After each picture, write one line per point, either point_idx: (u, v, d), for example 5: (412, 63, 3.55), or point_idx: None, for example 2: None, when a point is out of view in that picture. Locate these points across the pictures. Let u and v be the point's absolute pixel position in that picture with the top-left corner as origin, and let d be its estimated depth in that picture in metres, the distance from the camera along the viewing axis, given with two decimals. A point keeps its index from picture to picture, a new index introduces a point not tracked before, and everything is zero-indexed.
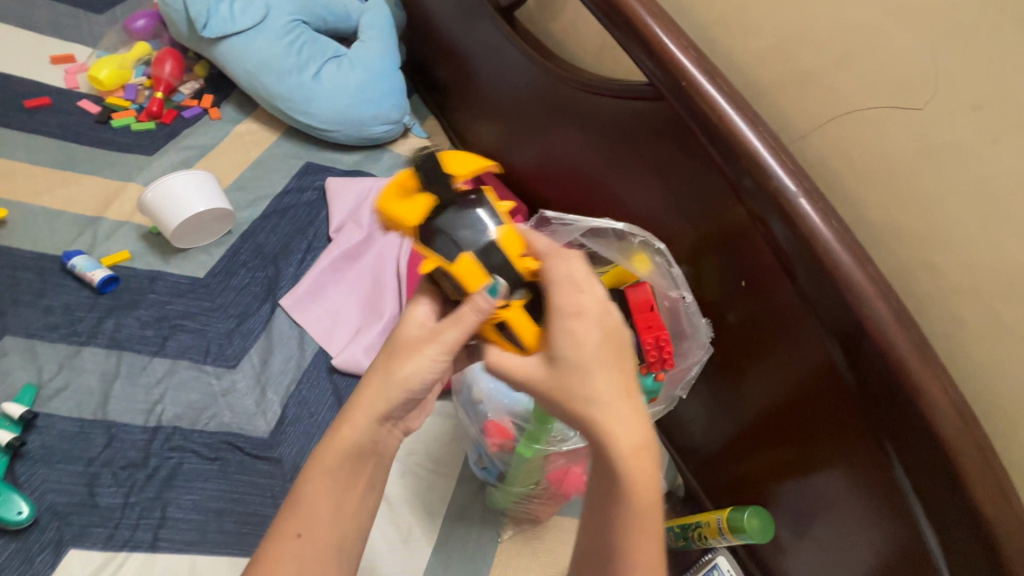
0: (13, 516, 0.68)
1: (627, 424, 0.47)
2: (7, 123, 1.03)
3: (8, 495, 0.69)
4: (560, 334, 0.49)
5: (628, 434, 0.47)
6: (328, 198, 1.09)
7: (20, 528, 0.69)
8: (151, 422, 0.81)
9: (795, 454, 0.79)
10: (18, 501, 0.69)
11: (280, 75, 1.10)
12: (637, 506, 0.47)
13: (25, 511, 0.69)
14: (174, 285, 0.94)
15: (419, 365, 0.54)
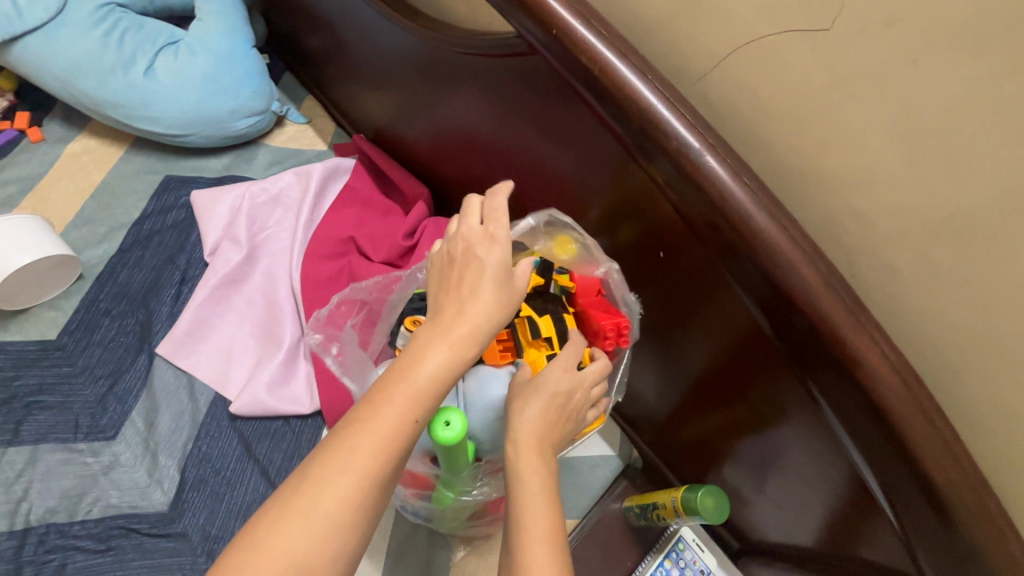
0: None
1: (533, 405, 0.56)
2: None
3: None
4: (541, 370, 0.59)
5: (536, 405, 0.56)
6: (197, 215, 0.93)
7: None
8: (19, 524, 0.69)
9: (736, 418, 0.75)
10: None
11: (101, 78, 0.91)
12: (526, 459, 0.53)
13: None
14: (20, 356, 0.80)
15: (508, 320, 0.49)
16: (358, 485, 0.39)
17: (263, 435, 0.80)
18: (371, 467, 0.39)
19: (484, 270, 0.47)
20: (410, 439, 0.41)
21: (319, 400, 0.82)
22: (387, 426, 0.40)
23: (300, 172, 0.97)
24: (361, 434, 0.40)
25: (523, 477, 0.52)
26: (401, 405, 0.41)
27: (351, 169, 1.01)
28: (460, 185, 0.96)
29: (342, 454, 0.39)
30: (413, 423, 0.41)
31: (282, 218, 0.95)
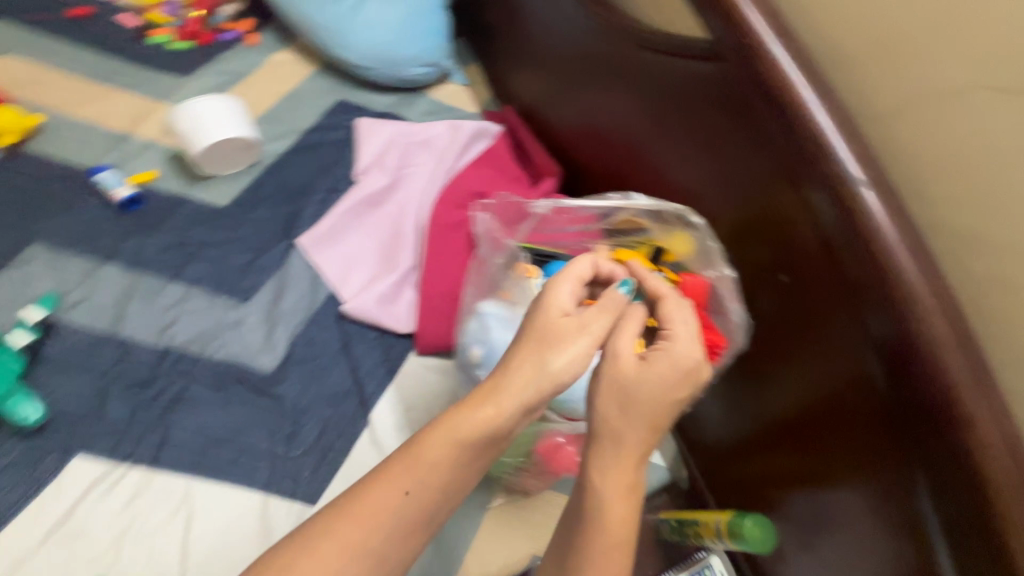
0: (26, 417, 0.71)
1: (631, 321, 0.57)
2: (52, 30, 1.01)
3: (21, 398, 0.71)
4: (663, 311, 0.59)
5: (631, 321, 0.57)
6: (356, 138, 1.04)
7: (32, 429, 0.72)
8: (162, 343, 0.82)
9: (793, 464, 0.74)
10: (32, 405, 0.71)
11: (320, 5, 1.06)
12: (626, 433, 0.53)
13: (37, 415, 0.71)
14: (197, 213, 0.92)
15: (568, 364, 0.54)
16: (368, 532, 0.51)
17: (362, 339, 0.90)
18: (378, 522, 0.51)
19: (553, 321, 0.56)
20: (413, 503, 0.52)
21: (417, 324, 0.91)
22: (388, 489, 0.52)
23: (455, 125, 1.06)
24: (375, 496, 0.52)
25: (631, 441, 0.53)
26: (393, 483, 0.53)
27: (494, 136, 1.09)
28: (591, 176, 1.00)
29: (343, 521, 0.51)
30: (404, 493, 0.52)
31: (427, 159, 1.03)
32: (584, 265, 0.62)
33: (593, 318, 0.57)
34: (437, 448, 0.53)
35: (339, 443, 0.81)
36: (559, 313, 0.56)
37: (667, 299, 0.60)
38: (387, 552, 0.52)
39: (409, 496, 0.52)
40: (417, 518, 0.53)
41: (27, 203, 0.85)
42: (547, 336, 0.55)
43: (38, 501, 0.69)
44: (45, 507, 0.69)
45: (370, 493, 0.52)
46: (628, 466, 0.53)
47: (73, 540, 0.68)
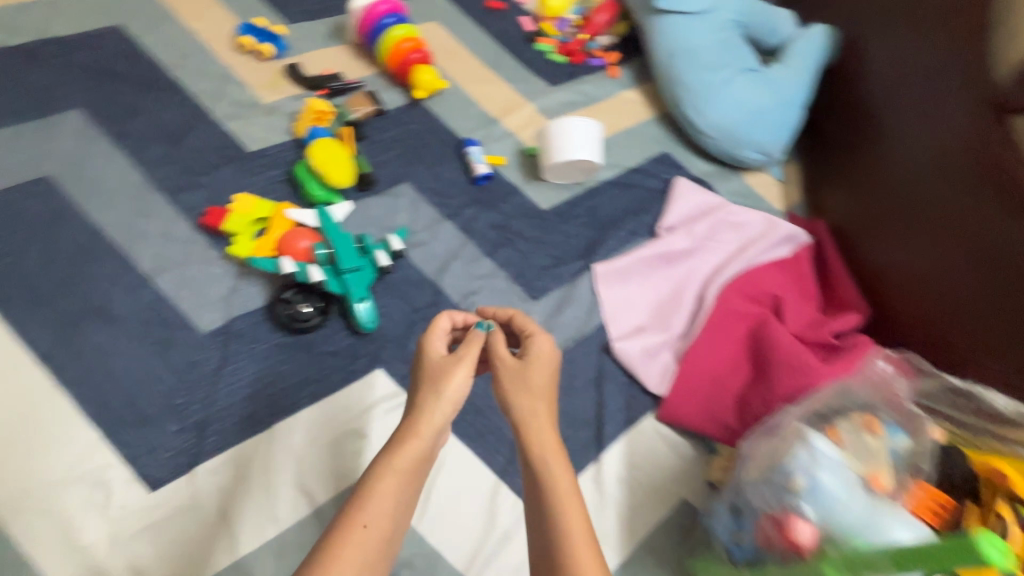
0: (364, 320, 0.83)
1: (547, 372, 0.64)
2: (469, 11, 1.17)
3: (366, 304, 0.84)
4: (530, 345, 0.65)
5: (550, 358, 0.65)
6: (671, 193, 1.09)
7: (360, 330, 0.85)
8: (464, 305, 0.92)
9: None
10: (371, 313, 0.84)
11: (695, 66, 1.09)
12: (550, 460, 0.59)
13: (371, 322, 0.84)
14: (523, 206, 1.02)
15: (455, 386, 0.60)
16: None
17: (614, 379, 0.93)
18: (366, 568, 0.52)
19: (432, 356, 0.63)
20: (355, 540, 0.53)
21: (669, 391, 0.92)
22: (349, 532, 0.53)
23: (771, 221, 1.06)
24: (344, 548, 0.52)
25: (556, 483, 0.58)
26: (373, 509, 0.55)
27: (800, 245, 1.06)
28: (892, 330, 0.94)
29: (338, 555, 0.51)
30: (361, 527, 0.53)
31: (731, 240, 1.04)
32: (446, 319, 0.67)
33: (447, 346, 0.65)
34: (385, 507, 0.55)
35: (568, 465, 0.85)
36: (437, 358, 0.63)
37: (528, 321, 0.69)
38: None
39: (366, 529, 0.53)
40: (379, 548, 0.54)
41: (412, 146, 1.00)
42: (439, 368, 0.62)
43: (345, 392, 0.81)
44: (349, 398, 0.81)
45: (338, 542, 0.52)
46: (576, 501, 0.57)
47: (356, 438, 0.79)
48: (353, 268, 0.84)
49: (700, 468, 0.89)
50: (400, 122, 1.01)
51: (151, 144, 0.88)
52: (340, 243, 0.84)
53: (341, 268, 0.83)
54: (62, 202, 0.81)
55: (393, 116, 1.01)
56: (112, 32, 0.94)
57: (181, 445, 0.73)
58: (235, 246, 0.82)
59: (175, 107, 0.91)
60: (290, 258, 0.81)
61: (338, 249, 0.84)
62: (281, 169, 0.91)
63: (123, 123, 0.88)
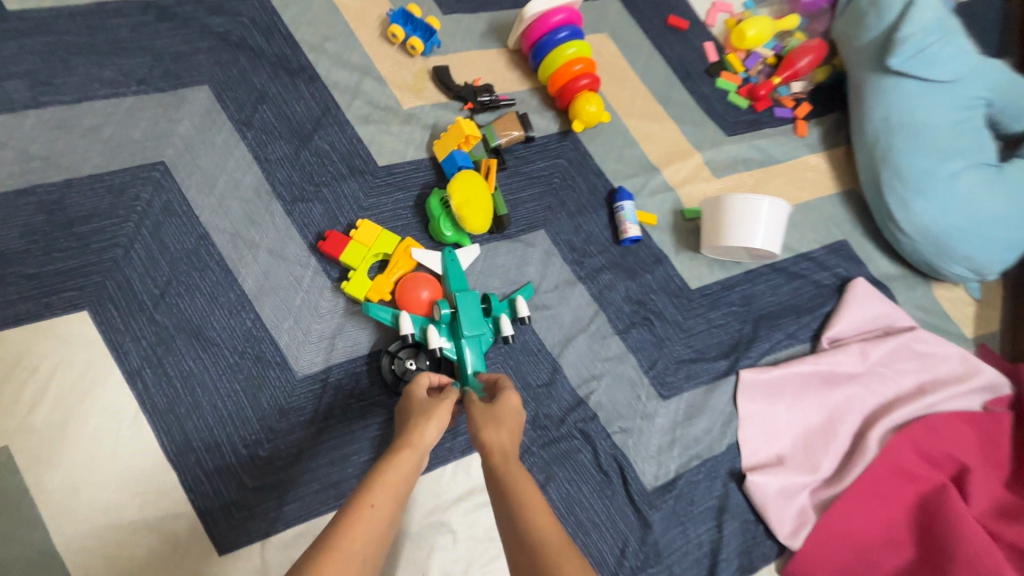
0: None
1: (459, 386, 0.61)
2: (646, 27, 0.98)
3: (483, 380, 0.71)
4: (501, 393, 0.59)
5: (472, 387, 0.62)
6: (845, 297, 0.90)
7: None
8: (582, 391, 0.79)
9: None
10: None
11: (920, 149, 0.86)
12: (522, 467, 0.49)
13: None
14: (668, 280, 0.86)
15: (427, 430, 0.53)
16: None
17: (738, 515, 0.79)
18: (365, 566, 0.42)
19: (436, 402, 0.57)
20: (362, 526, 0.43)
21: (802, 545, 0.77)
22: (355, 512, 0.44)
23: (968, 360, 0.86)
24: (360, 522, 0.44)
25: (529, 485, 0.47)
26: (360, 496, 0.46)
27: (999, 396, 0.85)
28: None
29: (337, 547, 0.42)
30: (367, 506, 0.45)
31: (910, 373, 0.85)
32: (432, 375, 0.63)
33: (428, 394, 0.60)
34: (384, 492, 0.47)
35: None
36: (422, 396, 0.58)
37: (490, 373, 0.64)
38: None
39: (371, 507, 0.45)
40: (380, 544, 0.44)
41: (555, 187, 0.86)
42: (415, 411, 0.56)
43: (438, 473, 0.71)
44: (442, 483, 0.71)
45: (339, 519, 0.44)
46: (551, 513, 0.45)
47: (441, 532, 0.69)
48: (473, 334, 0.70)
49: None
50: (547, 155, 0.86)
51: (276, 140, 0.77)
52: (462, 304, 0.71)
53: (461, 332, 0.70)
54: (175, 195, 0.72)
55: (541, 147, 0.87)
56: None
57: (258, 507, 0.65)
58: (349, 282, 0.72)
59: (307, 98, 0.80)
60: (409, 314, 0.70)
61: (461, 309, 0.70)
62: (409, 193, 0.79)
63: (250, 110, 0.77)
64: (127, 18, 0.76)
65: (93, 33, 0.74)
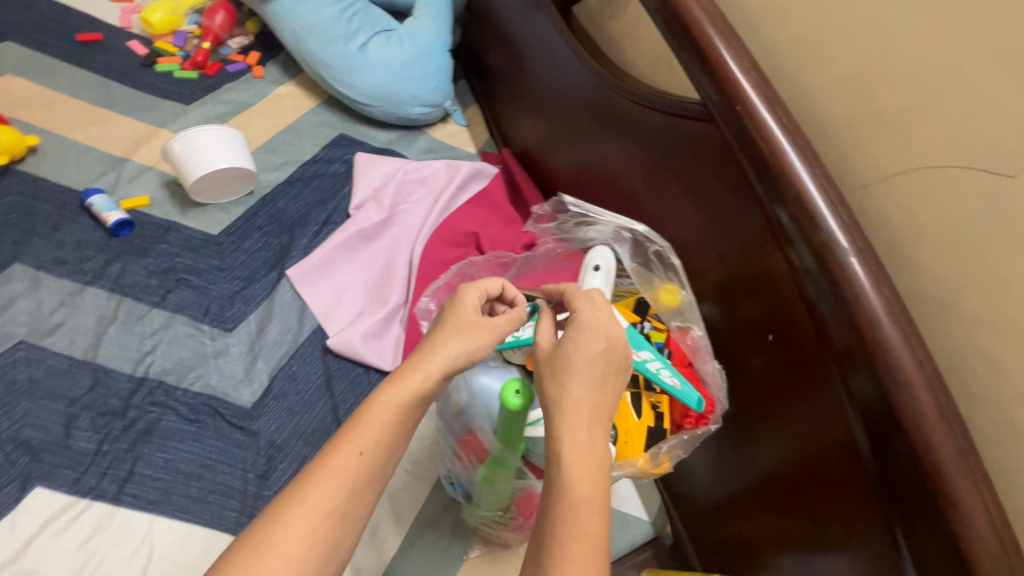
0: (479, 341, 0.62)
1: (592, 351, 0.50)
2: (62, 56, 1.03)
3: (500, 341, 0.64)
4: (577, 328, 0.51)
5: (596, 335, 0.50)
6: (354, 173, 1.05)
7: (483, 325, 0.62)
8: (139, 372, 0.80)
9: (776, 528, 0.70)
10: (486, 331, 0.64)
11: (325, 42, 1.07)
12: (567, 451, 0.46)
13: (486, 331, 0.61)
14: (187, 239, 0.92)
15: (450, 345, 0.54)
16: (369, 471, 0.51)
17: (345, 374, 0.87)
18: (337, 498, 0.49)
19: (575, 354, 0.49)
20: (345, 498, 0.50)
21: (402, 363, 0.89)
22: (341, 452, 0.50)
23: (452, 164, 1.08)
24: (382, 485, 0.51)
25: (561, 448, 0.46)
26: (393, 401, 0.52)
27: (491, 177, 1.10)
28: None
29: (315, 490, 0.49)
30: (357, 456, 0.50)
31: (422, 197, 1.04)
32: (495, 283, 0.62)
33: (477, 297, 0.59)
34: (376, 421, 0.51)
35: None
36: (468, 312, 0.57)
37: (571, 289, 0.57)
38: (315, 566, 0.47)
39: (363, 455, 0.50)
40: (376, 474, 0.51)
41: (15, 223, 0.85)
42: (459, 325, 0.56)
43: None
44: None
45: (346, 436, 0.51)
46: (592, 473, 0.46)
47: None
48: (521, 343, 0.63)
49: None
50: None
51: None
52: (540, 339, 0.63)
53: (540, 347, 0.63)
54: None
55: None
56: None
57: None
58: None
59: None
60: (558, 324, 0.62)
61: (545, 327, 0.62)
62: None
63: None
64: None
65: None
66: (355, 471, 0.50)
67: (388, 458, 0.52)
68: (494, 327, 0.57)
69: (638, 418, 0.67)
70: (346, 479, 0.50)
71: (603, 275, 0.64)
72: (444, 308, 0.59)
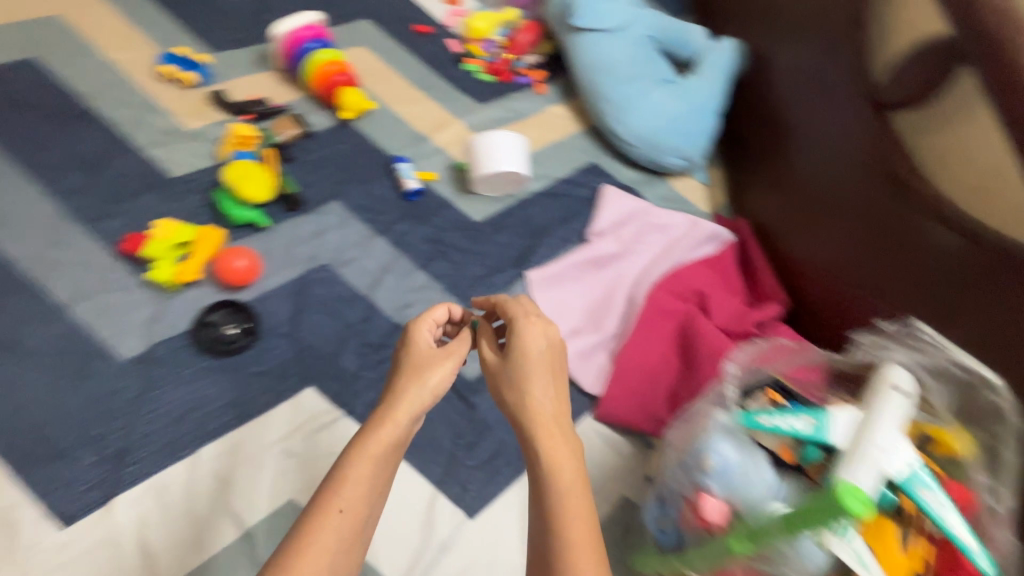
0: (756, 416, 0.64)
1: (544, 378, 0.61)
2: (396, 36, 1.20)
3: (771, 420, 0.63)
4: (523, 340, 0.63)
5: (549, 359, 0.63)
6: (599, 201, 1.13)
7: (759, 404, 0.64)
8: (397, 319, 0.93)
9: None
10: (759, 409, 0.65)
11: (613, 80, 1.16)
12: (545, 475, 0.55)
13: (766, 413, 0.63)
14: (455, 219, 1.04)
15: (425, 385, 0.63)
16: (353, 526, 0.56)
17: None
18: (332, 558, 0.54)
19: (529, 341, 0.63)
20: (311, 539, 0.54)
21: (604, 390, 0.94)
22: (325, 514, 0.55)
23: (693, 221, 1.11)
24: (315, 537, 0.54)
25: (558, 473, 0.55)
26: (366, 454, 0.58)
27: (724, 242, 1.11)
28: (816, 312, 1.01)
29: (322, 526, 0.54)
30: (338, 513, 0.55)
31: (657, 242, 1.08)
32: (441, 311, 0.73)
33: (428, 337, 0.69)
34: (349, 479, 0.57)
35: (506, 470, 0.85)
36: (421, 351, 0.67)
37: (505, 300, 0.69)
38: None
39: (344, 513, 0.55)
40: (358, 528, 0.56)
41: (340, 167, 1.02)
42: (429, 360, 0.65)
43: (272, 414, 0.80)
44: (279, 420, 0.80)
45: (329, 496, 0.55)
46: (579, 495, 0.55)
47: (286, 459, 0.78)
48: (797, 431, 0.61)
49: (639, 464, 0.91)
50: (328, 143, 1.03)
51: (68, 174, 0.87)
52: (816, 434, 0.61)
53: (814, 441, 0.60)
54: None
55: (322, 139, 1.03)
56: (25, 66, 0.93)
57: (97, 477, 0.70)
58: (155, 271, 0.82)
59: (92, 137, 0.90)
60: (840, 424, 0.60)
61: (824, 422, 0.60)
62: (203, 194, 0.91)
63: (37, 154, 0.87)
64: None
65: None
66: (337, 537, 0.54)
67: (366, 511, 0.57)
68: (456, 352, 0.68)
69: (902, 556, 0.58)
70: (335, 538, 0.54)
71: (903, 402, 0.60)
72: (402, 349, 0.68)
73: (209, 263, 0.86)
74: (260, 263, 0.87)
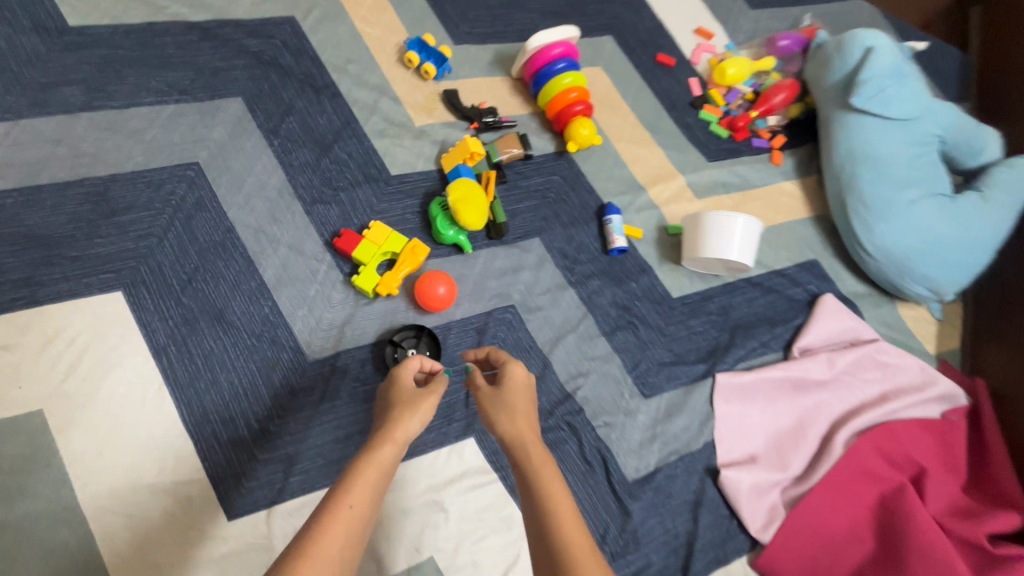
0: None
1: (519, 399, 0.58)
2: (638, 65, 1.09)
3: None
4: (509, 373, 0.61)
5: (522, 389, 0.60)
6: (814, 311, 0.97)
7: None
8: (570, 387, 0.85)
9: None
10: None
11: (880, 178, 0.96)
12: (546, 510, 0.48)
13: None
14: (652, 289, 0.94)
15: (409, 426, 0.55)
16: (354, 536, 0.46)
17: (713, 507, 0.84)
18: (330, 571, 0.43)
19: (512, 381, 0.60)
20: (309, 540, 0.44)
21: (773, 539, 0.81)
22: (326, 516, 0.46)
23: (927, 371, 0.94)
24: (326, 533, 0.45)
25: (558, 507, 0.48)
26: (371, 464, 0.51)
27: (956, 406, 0.93)
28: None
29: (324, 536, 0.45)
30: (348, 507, 0.47)
31: (874, 382, 0.92)
32: (419, 360, 0.66)
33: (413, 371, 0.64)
34: (364, 487, 0.49)
35: None
36: (406, 385, 0.61)
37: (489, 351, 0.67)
38: None
39: (353, 509, 0.47)
40: (359, 541, 0.46)
41: (550, 200, 0.94)
42: (409, 397, 0.59)
43: (431, 457, 0.77)
44: (437, 465, 0.76)
45: (331, 495, 0.48)
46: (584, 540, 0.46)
47: (434, 510, 0.74)
48: None
49: None
50: (544, 171, 0.95)
51: (299, 147, 0.85)
52: None
53: None
54: (205, 193, 0.80)
55: (539, 164, 0.96)
56: (285, 23, 0.92)
57: (269, 477, 0.70)
58: (360, 277, 0.79)
59: (329, 112, 0.88)
60: None
61: None
62: (416, 200, 0.87)
63: (278, 119, 0.86)
64: (174, 37, 0.86)
65: (143, 48, 0.84)
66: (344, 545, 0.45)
67: (367, 528, 0.48)
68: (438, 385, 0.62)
69: None
70: (343, 546, 0.45)
71: None
72: (384, 385, 0.63)
73: (406, 276, 0.82)
74: (456, 292, 0.82)
